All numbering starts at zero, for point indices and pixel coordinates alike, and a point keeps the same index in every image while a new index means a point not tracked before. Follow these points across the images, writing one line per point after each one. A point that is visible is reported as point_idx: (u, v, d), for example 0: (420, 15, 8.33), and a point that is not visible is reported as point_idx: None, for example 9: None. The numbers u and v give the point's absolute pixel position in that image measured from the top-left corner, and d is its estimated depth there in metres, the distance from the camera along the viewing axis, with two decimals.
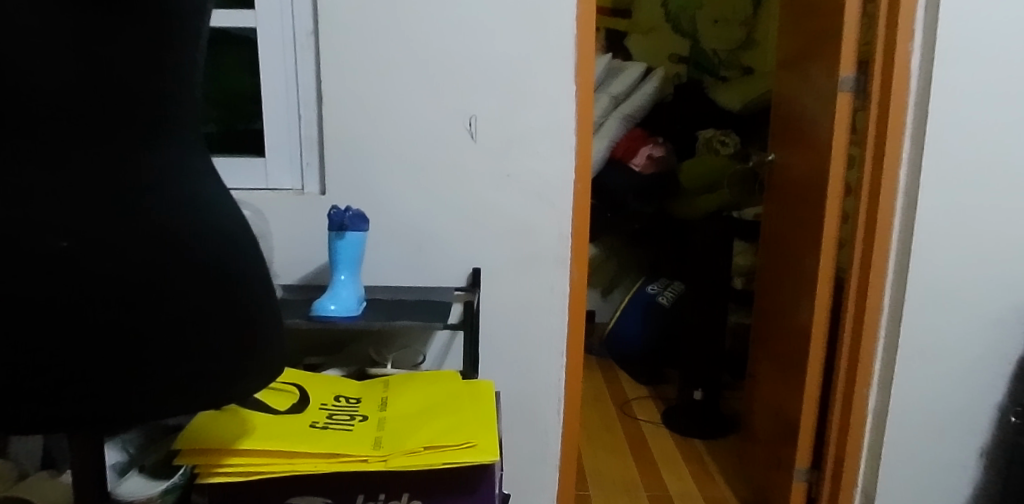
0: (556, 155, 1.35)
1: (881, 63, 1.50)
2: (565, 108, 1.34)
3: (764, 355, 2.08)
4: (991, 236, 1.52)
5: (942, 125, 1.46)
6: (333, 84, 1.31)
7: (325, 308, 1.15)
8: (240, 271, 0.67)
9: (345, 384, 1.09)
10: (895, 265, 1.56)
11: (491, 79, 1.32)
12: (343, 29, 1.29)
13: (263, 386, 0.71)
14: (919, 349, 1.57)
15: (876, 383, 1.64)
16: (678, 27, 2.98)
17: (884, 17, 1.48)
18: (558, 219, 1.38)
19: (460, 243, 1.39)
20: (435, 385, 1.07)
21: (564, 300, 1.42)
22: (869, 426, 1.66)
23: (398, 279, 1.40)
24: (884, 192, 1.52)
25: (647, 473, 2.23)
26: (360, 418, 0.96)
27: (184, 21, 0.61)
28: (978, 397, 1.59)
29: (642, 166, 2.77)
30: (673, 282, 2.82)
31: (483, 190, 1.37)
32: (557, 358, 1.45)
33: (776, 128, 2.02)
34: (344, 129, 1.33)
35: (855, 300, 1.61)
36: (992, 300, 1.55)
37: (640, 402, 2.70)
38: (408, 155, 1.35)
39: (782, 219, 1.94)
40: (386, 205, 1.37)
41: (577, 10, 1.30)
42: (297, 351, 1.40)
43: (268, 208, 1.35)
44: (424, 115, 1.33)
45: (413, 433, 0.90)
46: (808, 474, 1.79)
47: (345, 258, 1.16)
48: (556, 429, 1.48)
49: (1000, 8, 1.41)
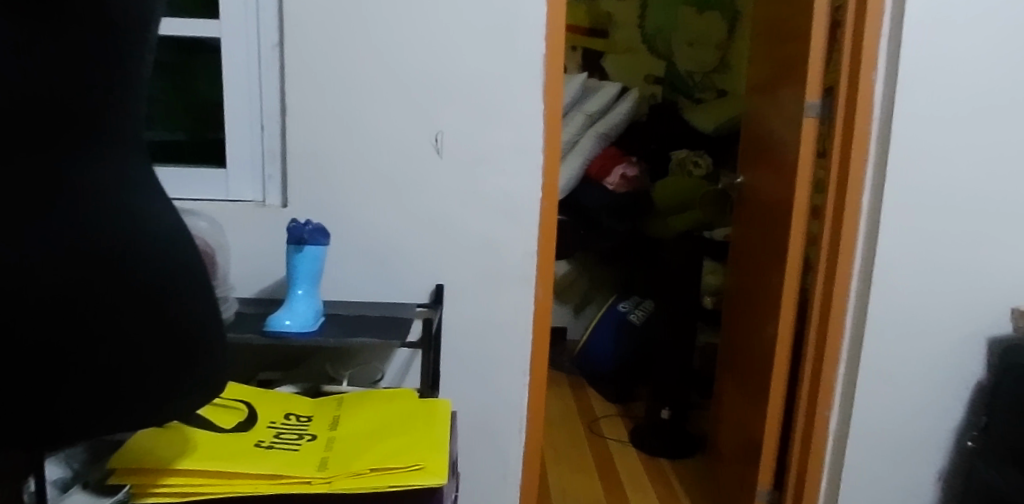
0: (523, 172, 1.36)
1: (846, 89, 1.53)
2: (533, 127, 1.34)
3: (731, 375, 2.10)
4: (949, 263, 1.55)
5: (902, 153, 1.49)
6: (297, 92, 1.30)
7: (280, 323, 1.12)
8: (177, 280, 0.65)
9: (296, 401, 1.06)
10: (857, 289, 1.59)
11: (459, 96, 1.32)
12: (311, 42, 1.28)
13: (201, 403, 0.70)
14: (878, 372, 1.59)
15: (837, 405, 1.65)
16: (654, 48, 3.04)
17: (849, 46, 1.52)
18: (523, 237, 1.38)
19: (426, 258, 1.38)
20: (390, 403, 1.04)
21: (529, 318, 1.41)
22: (830, 448, 1.68)
23: (362, 294, 1.38)
24: (848, 217, 1.54)
25: (613, 491, 2.23)
26: (308, 438, 0.94)
27: (124, 30, 0.60)
28: (938, 420, 1.62)
29: (616, 185, 2.77)
30: (644, 300, 2.85)
31: (449, 205, 1.36)
32: (521, 376, 1.44)
33: (747, 152, 2.05)
34: (307, 141, 1.32)
35: (819, 320, 1.63)
36: (953, 327, 1.58)
37: (609, 420, 2.71)
38: (376, 169, 1.34)
39: (751, 241, 1.96)
40: (353, 219, 1.35)
41: (547, 30, 1.31)
42: (252, 366, 1.37)
43: (228, 219, 1.33)
44: (390, 131, 1.33)
45: (361, 454, 0.88)
46: (770, 495, 1.81)
47: (302, 272, 1.14)
48: (518, 450, 1.47)
49: (961, 43, 1.45)
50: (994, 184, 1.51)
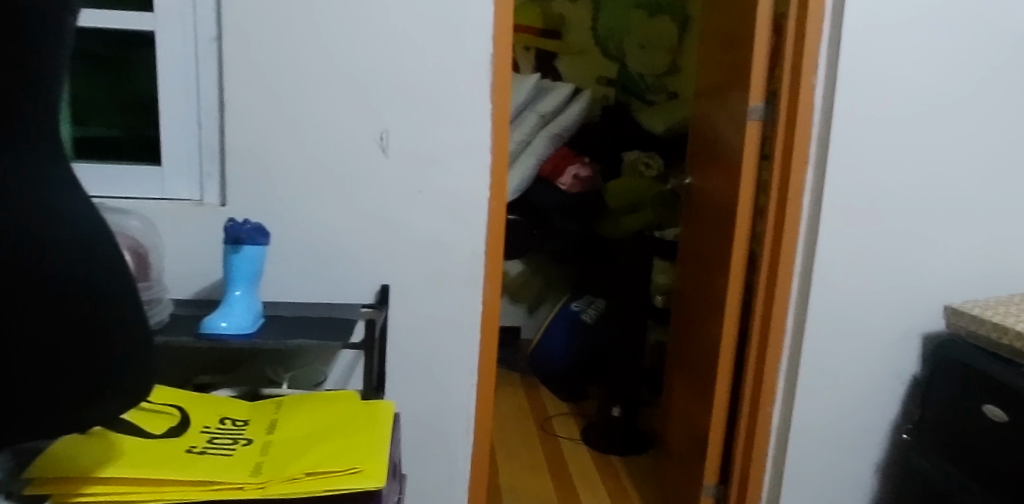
0: (470, 172, 1.35)
1: (788, 93, 1.57)
2: (479, 126, 1.34)
3: (679, 373, 2.14)
4: (885, 262, 1.60)
5: (841, 156, 1.54)
6: (236, 87, 1.27)
7: (215, 326, 1.09)
8: (95, 280, 0.63)
9: (232, 405, 1.04)
10: (799, 288, 1.64)
11: (405, 94, 1.31)
12: (251, 37, 1.25)
13: (118, 407, 0.68)
14: (818, 368, 1.64)
15: (780, 401, 1.70)
16: (606, 50, 3.08)
17: (790, 51, 1.56)
18: (470, 236, 1.38)
19: (372, 259, 1.36)
20: (330, 405, 1.03)
21: (476, 317, 1.41)
22: (773, 443, 1.72)
23: (307, 295, 1.36)
24: (789, 218, 1.59)
25: (564, 489, 2.24)
26: (243, 442, 0.92)
27: (44, 20, 0.56)
28: (873, 413, 1.68)
29: (568, 185, 2.78)
30: (596, 299, 2.83)
31: (394, 205, 1.35)
32: (468, 377, 1.43)
33: (695, 154, 2.10)
34: (247, 137, 1.29)
35: (761, 318, 1.68)
36: (889, 323, 1.64)
37: (561, 419, 2.73)
38: (321, 167, 1.31)
39: (699, 241, 2.00)
40: (297, 218, 1.33)
41: (494, 29, 1.31)
42: (191, 369, 1.33)
43: (164, 217, 1.29)
44: (335, 130, 1.30)
45: (297, 459, 0.86)
46: (715, 490, 1.86)
47: (239, 273, 1.11)
48: (466, 450, 1.46)
49: (895, 50, 1.50)
50: (926, 186, 1.58)
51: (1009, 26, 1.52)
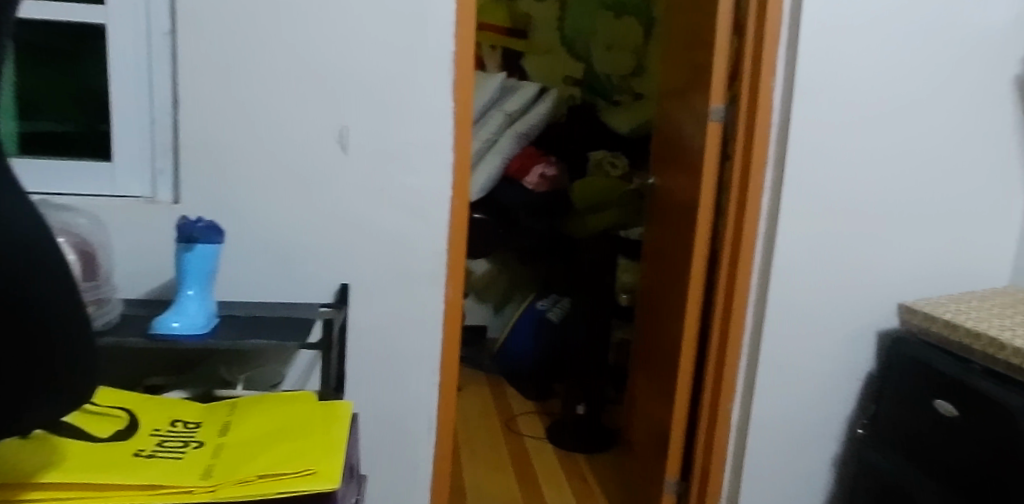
0: (432, 170, 1.34)
1: (748, 95, 1.61)
2: (442, 124, 1.33)
3: (642, 371, 2.16)
4: (841, 261, 1.64)
5: (799, 157, 1.57)
6: (191, 81, 1.24)
7: (167, 325, 1.07)
8: (37, 280, 0.60)
9: (184, 407, 1.01)
10: (758, 286, 1.67)
11: (366, 91, 1.30)
12: (208, 31, 1.22)
13: (55, 408, 0.66)
14: (776, 365, 1.67)
15: (739, 398, 1.73)
16: (573, 49, 3.10)
17: (750, 54, 1.60)
18: (432, 235, 1.37)
19: (333, 258, 1.35)
20: (286, 407, 1.01)
21: (438, 317, 1.40)
22: (733, 439, 1.76)
23: (265, 295, 1.34)
24: (748, 217, 1.62)
25: (529, 488, 2.24)
26: (194, 445, 0.90)
27: None
28: (830, 408, 1.72)
29: (534, 185, 2.80)
30: (562, 299, 2.87)
31: (354, 203, 1.33)
32: (430, 376, 1.43)
33: (658, 154, 2.12)
34: (203, 133, 1.26)
35: (722, 316, 1.71)
36: (845, 320, 1.68)
37: (526, 418, 2.73)
38: (280, 165, 1.29)
39: (662, 240, 2.03)
40: (256, 216, 1.31)
41: (457, 26, 1.30)
42: (144, 371, 1.30)
43: (116, 215, 1.25)
44: (295, 126, 1.29)
45: (249, 461, 0.84)
46: (677, 486, 1.88)
47: (192, 272, 1.08)
48: (429, 450, 1.46)
49: (850, 53, 1.54)
50: (880, 187, 1.62)
51: (959, 32, 1.57)
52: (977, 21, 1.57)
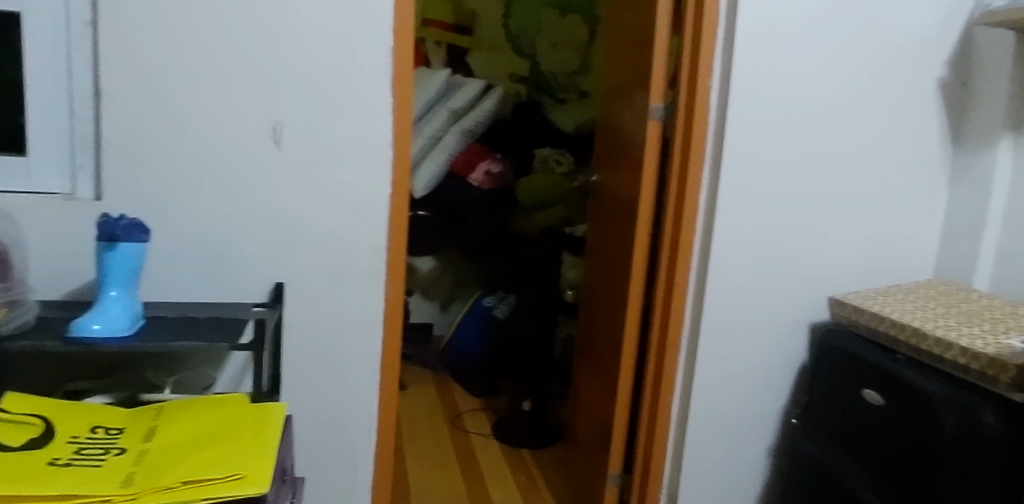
0: (370, 167, 1.33)
1: (686, 93, 1.65)
2: (379, 120, 1.32)
3: (586, 366, 2.19)
4: (775, 257, 1.70)
5: (734, 155, 1.61)
6: (116, 72, 1.19)
7: (87, 329, 1.02)
8: None
9: (106, 413, 0.97)
10: (696, 282, 1.71)
11: (301, 85, 1.27)
12: (133, 21, 1.18)
13: None
14: (714, 358, 1.72)
15: (679, 390, 1.78)
16: (518, 47, 3.13)
17: (688, 53, 1.64)
18: (371, 233, 1.35)
19: (269, 256, 1.32)
20: (215, 410, 0.98)
21: (378, 314, 1.39)
22: (673, 431, 1.80)
23: (198, 295, 1.30)
24: (687, 213, 1.66)
25: (475, 485, 2.24)
26: (115, 452, 0.86)
27: None
28: (764, 399, 1.78)
29: (481, 182, 2.79)
30: (508, 296, 2.88)
31: (290, 200, 1.30)
32: (371, 375, 1.41)
33: (602, 151, 2.15)
34: (129, 126, 1.21)
35: (662, 311, 1.75)
36: (778, 314, 1.74)
37: (472, 415, 2.73)
38: (212, 160, 1.26)
39: (605, 237, 2.06)
40: (187, 213, 1.26)
41: (395, 20, 1.28)
42: (66, 375, 1.24)
43: (34, 213, 1.19)
44: (229, 121, 1.25)
45: (174, 467, 0.82)
46: (620, 479, 1.91)
47: (114, 273, 1.04)
48: (371, 449, 1.44)
49: (782, 55, 1.59)
50: (811, 184, 1.68)
51: (883, 36, 1.64)
52: (901, 26, 1.64)
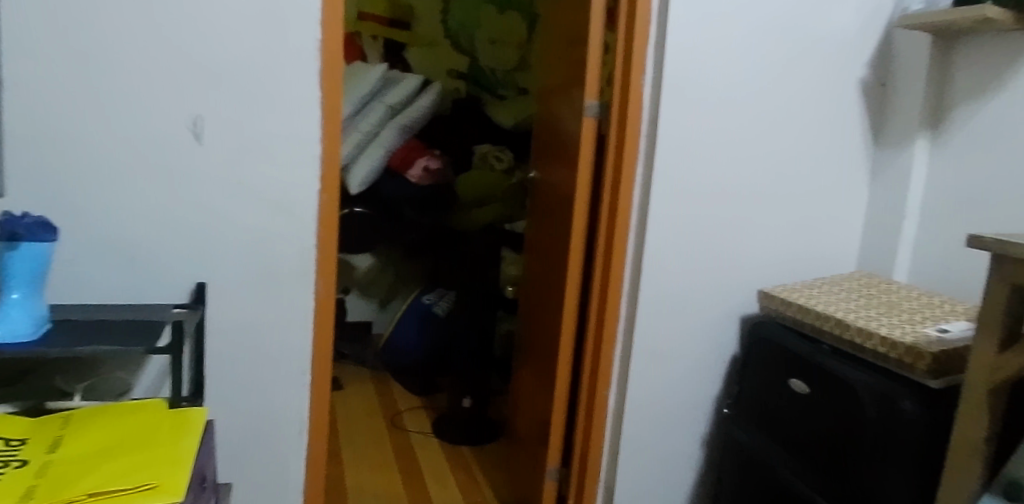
0: (299, 162, 1.29)
1: (619, 92, 1.67)
2: (308, 114, 1.28)
3: (526, 362, 2.20)
4: (706, 252, 1.75)
5: (665, 152, 1.65)
6: (21, 60, 1.12)
7: None
8: None
9: (7, 423, 0.92)
10: (631, 276, 1.75)
11: (225, 77, 1.22)
12: (40, 7, 1.11)
13: None
14: (648, 351, 1.75)
15: (615, 383, 1.81)
16: (457, 43, 3.14)
17: (621, 52, 1.66)
18: (301, 230, 1.32)
19: (192, 255, 1.27)
20: (129, 418, 0.94)
21: (310, 314, 1.35)
22: (609, 423, 1.83)
23: (117, 296, 1.25)
24: (620, 210, 1.69)
25: (413, 484, 2.22)
26: (15, 465, 0.81)
27: None
28: (697, 390, 1.83)
29: (419, 178, 2.74)
30: (447, 293, 2.87)
31: (214, 196, 1.26)
32: (302, 376, 1.38)
33: (540, 148, 2.16)
34: (35, 119, 1.14)
35: (597, 305, 1.78)
36: (710, 307, 1.78)
37: (412, 414, 2.70)
38: (128, 155, 1.20)
39: (542, 233, 2.07)
40: (103, 211, 1.21)
41: (323, 12, 1.25)
42: None
43: None
44: (146, 114, 1.20)
45: (80, 479, 0.78)
46: (558, 473, 1.93)
47: (16, 274, 0.98)
48: (303, 451, 1.41)
49: (711, 54, 1.63)
50: (741, 180, 1.73)
51: (806, 39, 1.70)
52: (823, 28, 1.71)
